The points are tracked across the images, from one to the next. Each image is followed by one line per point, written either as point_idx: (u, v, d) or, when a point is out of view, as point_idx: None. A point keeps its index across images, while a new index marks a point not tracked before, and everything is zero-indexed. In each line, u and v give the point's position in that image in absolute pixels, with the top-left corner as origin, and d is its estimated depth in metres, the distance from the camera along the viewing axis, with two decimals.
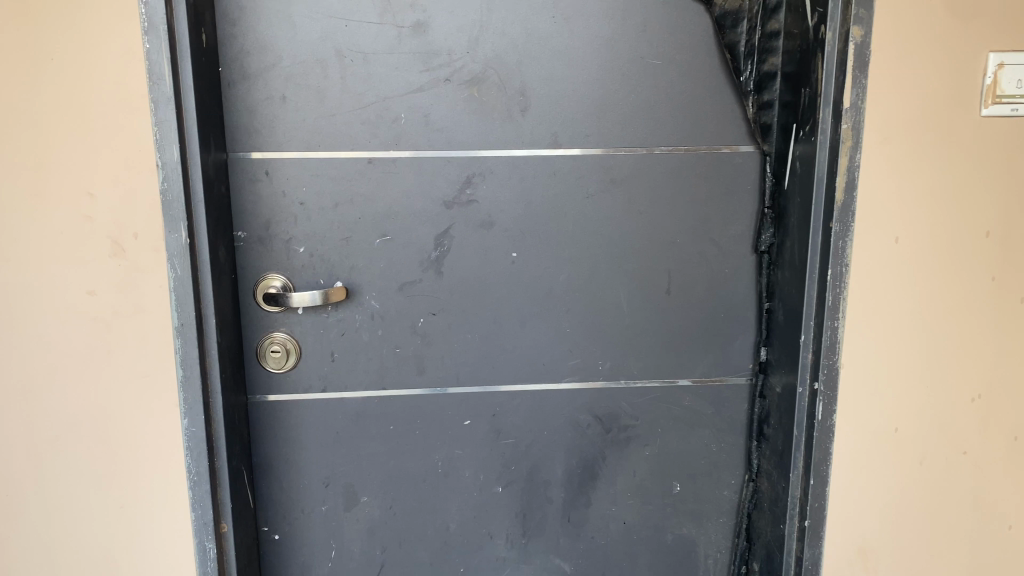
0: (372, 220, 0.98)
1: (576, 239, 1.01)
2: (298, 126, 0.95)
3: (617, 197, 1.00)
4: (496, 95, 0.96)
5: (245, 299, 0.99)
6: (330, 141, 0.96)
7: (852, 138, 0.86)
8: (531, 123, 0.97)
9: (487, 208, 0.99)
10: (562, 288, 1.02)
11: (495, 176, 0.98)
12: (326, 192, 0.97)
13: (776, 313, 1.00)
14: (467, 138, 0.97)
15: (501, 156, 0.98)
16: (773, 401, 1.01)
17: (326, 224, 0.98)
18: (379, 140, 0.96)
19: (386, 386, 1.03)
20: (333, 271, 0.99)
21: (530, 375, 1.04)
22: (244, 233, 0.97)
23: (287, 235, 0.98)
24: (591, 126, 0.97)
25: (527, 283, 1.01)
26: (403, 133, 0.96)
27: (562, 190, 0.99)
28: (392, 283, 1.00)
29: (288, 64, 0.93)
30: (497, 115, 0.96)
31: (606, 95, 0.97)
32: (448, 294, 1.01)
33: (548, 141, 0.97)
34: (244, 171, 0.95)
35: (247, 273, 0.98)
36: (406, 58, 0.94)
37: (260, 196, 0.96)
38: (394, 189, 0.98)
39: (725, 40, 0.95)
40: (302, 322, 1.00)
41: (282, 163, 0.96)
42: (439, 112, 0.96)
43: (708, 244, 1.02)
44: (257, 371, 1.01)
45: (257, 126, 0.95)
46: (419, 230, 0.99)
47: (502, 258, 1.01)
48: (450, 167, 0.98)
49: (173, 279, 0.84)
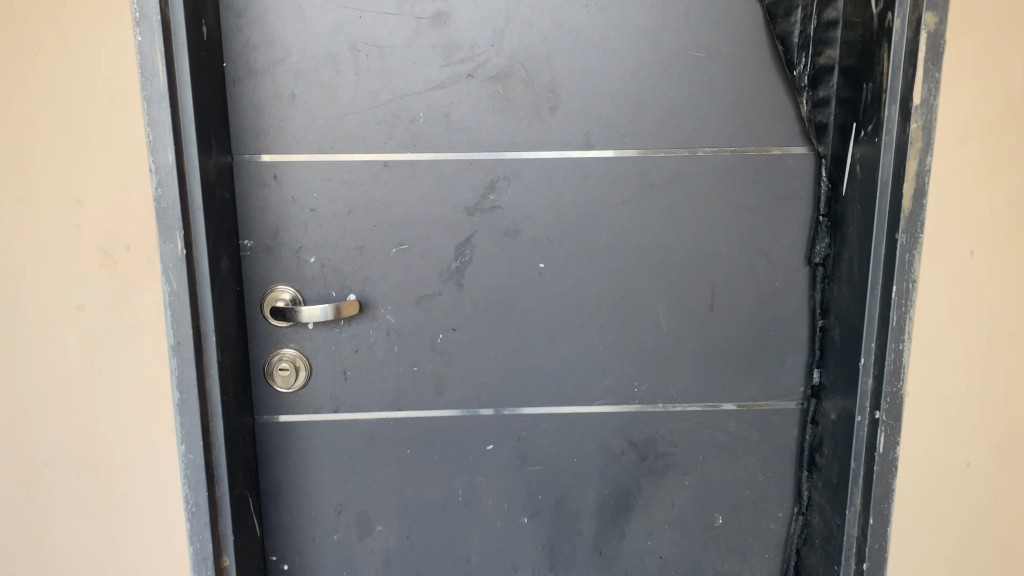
0: (388, 228, 0.91)
1: (610, 250, 0.92)
2: (309, 127, 0.88)
3: (655, 204, 0.91)
4: (523, 92, 0.87)
5: (252, 312, 0.92)
6: (343, 142, 0.88)
7: (923, 138, 0.76)
8: (562, 123, 0.88)
9: (511, 215, 0.91)
10: (594, 302, 0.93)
11: (522, 181, 0.90)
12: (338, 198, 0.89)
13: (831, 332, 0.90)
14: (491, 139, 0.89)
15: (528, 158, 0.89)
16: (827, 429, 0.92)
17: (339, 232, 0.90)
18: (395, 142, 0.88)
19: (403, 407, 0.95)
20: (346, 283, 0.92)
21: (559, 397, 0.95)
22: (250, 242, 0.90)
23: (296, 244, 0.91)
24: (627, 126, 0.89)
25: (556, 297, 0.93)
26: (422, 134, 0.88)
27: (595, 195, 0.90)
28: (409, 296, 0.93)
29: (298, 59, 0.86)
30: (525, 114, 0.88)
31: (645, 92, 0.88)
32: (470, 308, 0.93)
33: (580, 142, 0.89)
34: (250, 175, 0.88)
35: (254, 285, 0.91)
36: (426, 52, 0.86)
37: (267, 203, 0.89)
38: (412, 194, 0.90)
39: (775, 31, 0.86)
40: (312, 338, 0.92)
41: (291, 167, 0.88)
42: (461, 110, 0.88)
43: (757, 255, 0.93)
44: (265, 389, 0.94)
45: (264, 127, 0.87)
46: (439, 239, 0.91)
47: (529, 269, 0.92)
48: (473, 170, 0.89)
49: (168, 293, 0.77)
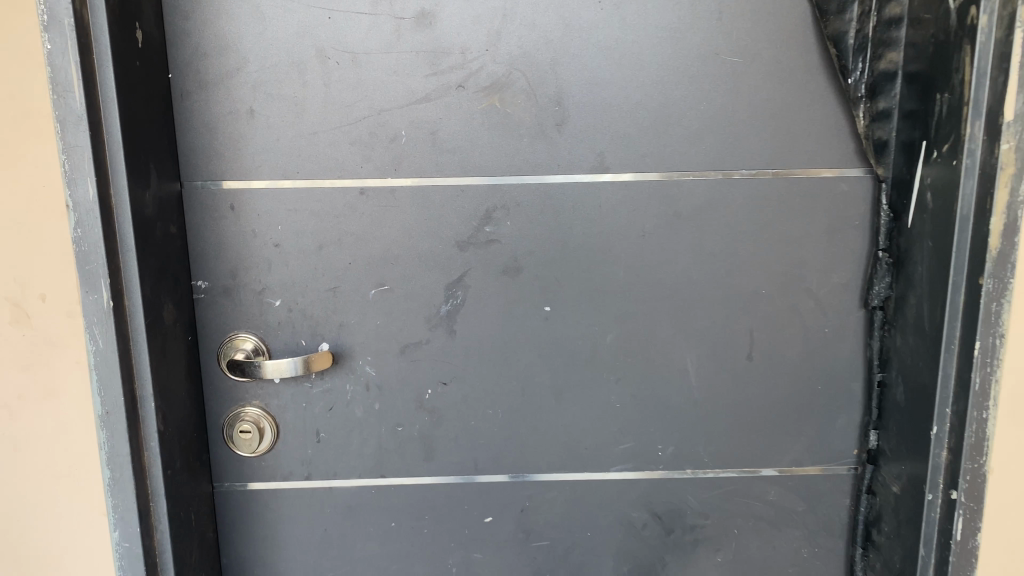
0: (365, 267, 0.77)
1: (630, 292, 0.78)
2: (272, 149, 0.74)
3: (682, 237, 0.77)
4: (524, 105, 0.74)
5: (209, 365, 0.79)
6: (311, 166, 0.75)
7: (1016, 162, 0.60)
8: (570, 141, 0.74)
9: (510, 251, 0.77)
10: (609, 353, 0.79)
11: (524, 211, 0.76)
12: (307, 232, 0.76)
13: (893, 389, 0.75)
14: (487, 161, 0.75)
15: (530, 183, 0.75)
16: (886, 502, 0.78)
17: (308, 271, 0.77)
18: (373, 166, 0.75)
19: (386, 473, 0.81)
20: (318, 330, 0.78)
21: (569, 462, 0.81)
22: (205, 284, 0.77)
23: (259, 285, 0.77)
24: (648, 144, 0.75)
25: (564, 346, 0.79)
26: (404, 156, 0.75)
27: (611, 227, 0.76)
28: (392, 345, 0.79)
29: (257, 68, 0.72)
30: (526, 133, 0.74)
31: (669, 104, 0.74)
32: (464, 358, 0.79)
33: (593, 164, 0.75)
34: (203, 206, 0.75)
35: (210, 332, 0.78)
36: (407, 59, 0.72)
37: (223, 238, 0.76)
38: (394, 227, 0.76)
39: (826, 31, 0.72)
40: (279, 394, 0.79)
41: (252, 196, 0.75)
42: (451, 128, 0.74)
43: (803, 296, 0.78)
44: (226, 453, 0.81)
45: (218, 149, 0.74)
46: (426, 279, 0.77)
47: (532, 314, 0.78)
48: (465, 198, 0.76)
49: (93, 354, 0.64)
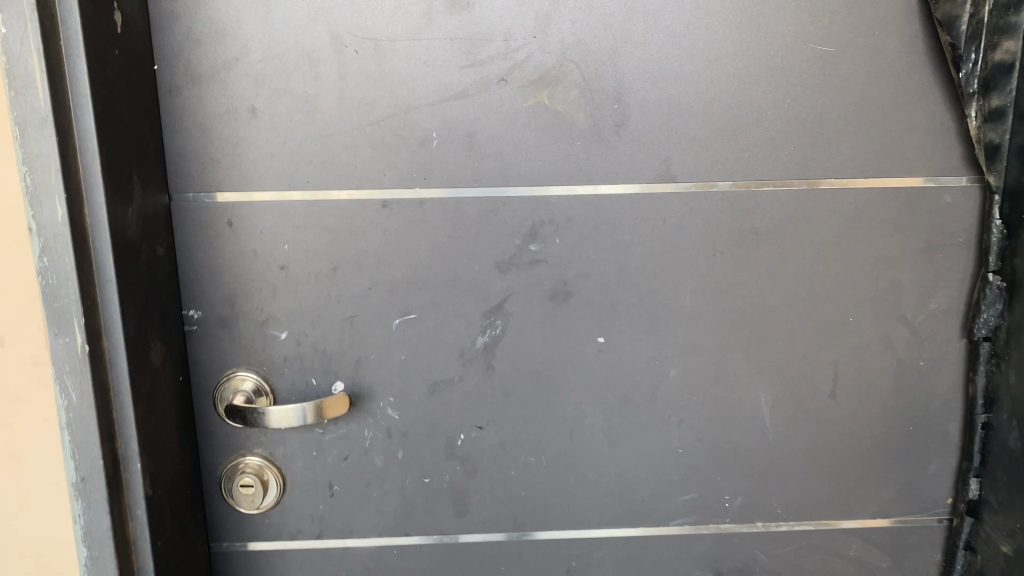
0: (388, 293, 0.65)
1: (697, 321, 0.67)
2: (277, 155, 0.62)
3: (759, 258, 0.66)
4: (577, 102, 0.62)
5: (204, 408, 0.67)
6: (324, 175, 0.63)
7: None
8: (630, 145, 0.63)
9: (557, 274, 0.66)
10: (671, 392, 0.68)
11: (576, 227, 0.65)
12: (319, 252, 0.64)
13: (1005, 435, 0.64)
14: (533, 168, 0.63)
15: (583, 194, 0.64)
16: (991, 563, 0.67)
17: (321, 299, 0.65)
18: (398, 174, 0.63)
19: (412, 531, 0.71)
20: (331, 368, 0.67)
21: (623, 517, 0.71)
22: (198, 313, 0.65)
23: (262, 315, 0.65)
24: (722, 149, 0.63)
25: (619, 384, 0.68)
26: (435, 162, 0.63)
27: (677, 246, 0.65)
28: (418, 384, 0.67)
29: (259, 58, 0.60)
30: (579, 136, 0.63)
31: (748, 101, 0.62)
32: (502, 398, 0.68)
33: (658, 172, 0.64)
34: (195, 222, 0.63)
35: (204, 371, 0.66)
36: (440, 48, 0.61)
37: (220, 261, 0.64)
38: (421, 247, 0.65)
39: (936, 13, 0.59)
40: (286, 441, 0.68)
41: (254, 210, 0.63)
42: (491, 129, 0.62)
43: (896, 324, 0.67)
44: (224, 509, 0.69)
45: (214, 155, 0.62)
46: (459, 307, 0.66)
47: (582, 347, 0.67)
48: (506, 213, 0.64)
49: (65, 411, 0.53)
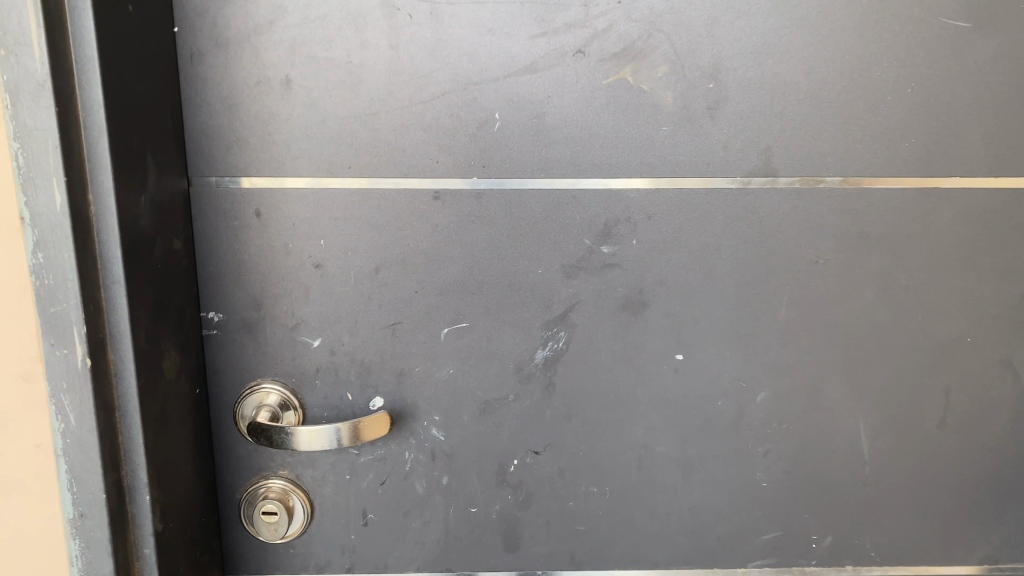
0: (436, 298, 0.57)
1: (790, 337, 0.58)
2: (315, 135, 0.54)
3: (865, 267, 0.57)
4: (665, 80, 0.53)
5: (223, 424, 0.59)
6: (368, 159, 0.54)
7: None
8: (724, 132, 0.54)
9: (631, 281, 0.57)
10: (756, 417, 0.60)
11: (656, 227, 0.56)
12: (359, 249, 0.56)
13: None
14: (611, 158, 0.54)
15: (666, 189, 0.55)
16: None
17: (359, 302, 0.57)
18: (454, 161, 0.54)
19: (455, 566, 0.63)
20: (369, 382, 0.58)
21: (695, 555, 0.63)
22: (220, 316, 0.57)
23: (291, 319, 0.57)
24: (831, 139, 0.55)
25: (698, 407, 0.59)
26: (495, 148, 0.54)
27: (772, 251, 0.57)
28: (467, 402, 0.59)
29: (298, 21, 0.51)
30: (665, 120, 0.54)
31: (864, 84, 0.54)
32: (563, 420, 0.59)
33: (755, 164, 0.55)
34: (218, 211, 0.55)
35: (225, 382, 0.58)
36: (508, 13, 0.52)
37: (245, 257, 0.56)
38: (477, 246, 0.56)
39: None
40: (315, 463, 0.59)
41: (286, 199, 0.55)
42: (563, 111, 0.54)
43: (1019, 346, 0.59)
44: (244, 536, 0.61)
45: (242, 134, 0.54)
46: (517, 316, 0.57)
47: (657, 364, 0.58)
48: (577, 208, 0.55)
49: (61, 435, 0.45)
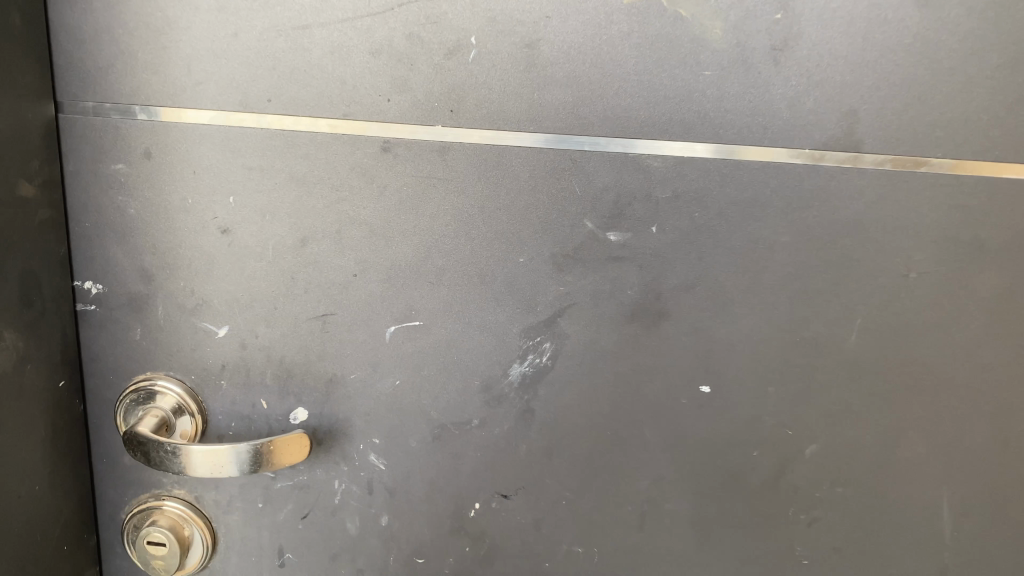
0: (382, 287, 0.42)
1: (858, 375, 0.43)
2: (224, 53, 0.39)
3: (975, 289, 0.41)
4: (714, 4, 0.37)
5: (104, 426, 0.45)
6: (294, 91, 0.39)
7: None
8: (793, 85, 0.38)
9: (647, 283, 0.41)
10: (802, 475, 0.45)
11: (686, 212, 0.40)
12: (280, 213, 0.41)
13: None
14: (630, 111, 0.39)
15: (704, 159, 0.40)
16: None
17: (279, 283, 0.42)
18: (411, 100, 0.39)
19: None
20: (290, 388, 0.44)
21: None
22: (99, 288, 0.43)
23: (191, 299, 0.43)
24: (942, 104, 0.39)
25: (725, 457, 0.44)
26: (469, 87, 0.39)
27: (845, 255, 0.41)
28: (417, 424, 0.45)
29: None
30: (710, 63, 0.38)
31: (1000, 28, 0.37)
32: (542, 459, 0.45)
33: (831, 132, 0.39)
34: (96, 149, 0.41)
35: (106, 373, 0.45)
36: None
37: (132, 212, 0.42)
38: (438, 221, 0.41)
39: None
40: (219, 485, 0.46)
41: (185, 139, 0.40)
42: (566, 41, 0.38)
43: None
44: (130, 565, 0.48)
45: (127, 46, 0.39)
46: (489, 319, 0.43)
47: (674, 396, 0.43)
48: (578, 177, 0.40)
49: None
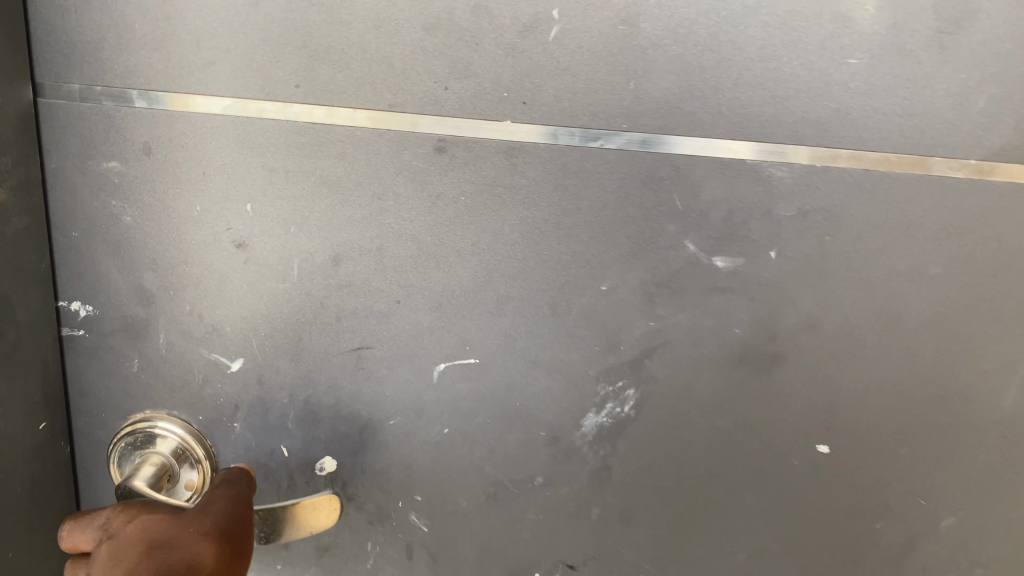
0: (430, 316, 0.35)
1: (1012, 437, 0.35)
2: (241, 26, 0.31)
3: None
4: None
5: (95, 472, 0.38)
6: (328, 76, 0.32)
7: None
8: (963, 77, 0.30)
9: (759, 320, 0.33)
10: (933, 553, 0.37)
11: (813, 234, 0.32)
12: (307, 225, 0.34)
13: None
14: (749, 107, 0.31)
15: (840, 169, 0.32)
16: None
17: (305, 309, 0.35)
18: (473, 90, 0.31)
19: None
20: (316, 434, 0.37)
21: None
22: (88, 310, 0.36)
23: (198, 325, 0.35)
24: None
25: (842, 529, 0.36)
26: (548, 74, 0.31)
27: (1009, 292, 0.33)
28: (469, 480, 0.37)
29: None
30: (857, 48, 0.30)
31: None
32: (618, 525, 0.37)
33: (1006, 138, 0.31)
34: (84, 142, 0.33)
35: (96, 411, 0.37)
36: None
37: (128, 220, 0.34)
38: (503, 239, 0.33)
39: None
40: None
41: (192, 132, 0.33)
42: (674, 16, 0.30)
43: None
44: None
45: (123, 15, 0.31)
46: (560, 359, 0.35)
47: (784, 456, 0.35)
48: (680, 189, 0.32)
49: None
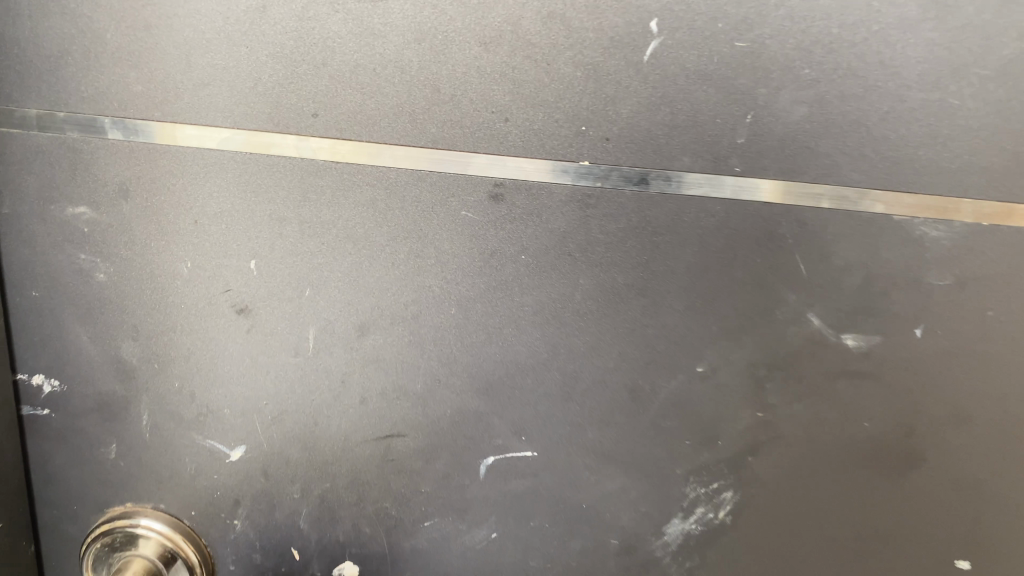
0: (478, 401, 0.28)
1: None
2: (245, 39, 0.24)
3: None
4: None
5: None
6: (357, 102, 0.25)
7: None
8: None
9: (895, 413, 0.27)
10: None
11: (972, 308, 0.25)
12: (327, 288, 0.27)
13: None
14: (900, 148, 0.24)
15: (1013, 228, 0.25)
16: None
17: (322, 389, 0.28)
18: (543, 122, 0.24)
19: None
20: (334, 538, 0.30)
21: None
22: (54, 385, 0.29)
23: (189, 406, 0.28)
24: None
25: None
26: (641, 103, 0.24)
27: None
28: None
29: None
30: None
31: None
32: None
33: None
34: (46, 182, 0.26)
35: (64, 506, 0.30)
36: None
37: (101, 279, 0.27)
38: (575, 309, 0.26)
39: None
40: None
41: (181, 171, 0.26)
42: (809, 31, 0.23)
43: None
44: None
45: (93, 24, 0.25)
46: (641, 454, 0.28)
47: None
48: (803, 248, 0.25)
49: None
